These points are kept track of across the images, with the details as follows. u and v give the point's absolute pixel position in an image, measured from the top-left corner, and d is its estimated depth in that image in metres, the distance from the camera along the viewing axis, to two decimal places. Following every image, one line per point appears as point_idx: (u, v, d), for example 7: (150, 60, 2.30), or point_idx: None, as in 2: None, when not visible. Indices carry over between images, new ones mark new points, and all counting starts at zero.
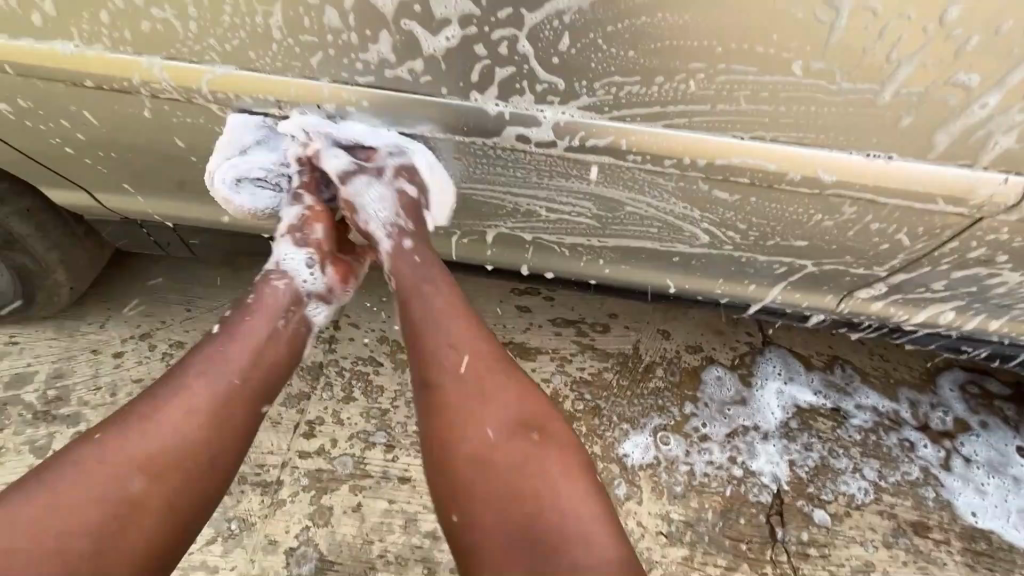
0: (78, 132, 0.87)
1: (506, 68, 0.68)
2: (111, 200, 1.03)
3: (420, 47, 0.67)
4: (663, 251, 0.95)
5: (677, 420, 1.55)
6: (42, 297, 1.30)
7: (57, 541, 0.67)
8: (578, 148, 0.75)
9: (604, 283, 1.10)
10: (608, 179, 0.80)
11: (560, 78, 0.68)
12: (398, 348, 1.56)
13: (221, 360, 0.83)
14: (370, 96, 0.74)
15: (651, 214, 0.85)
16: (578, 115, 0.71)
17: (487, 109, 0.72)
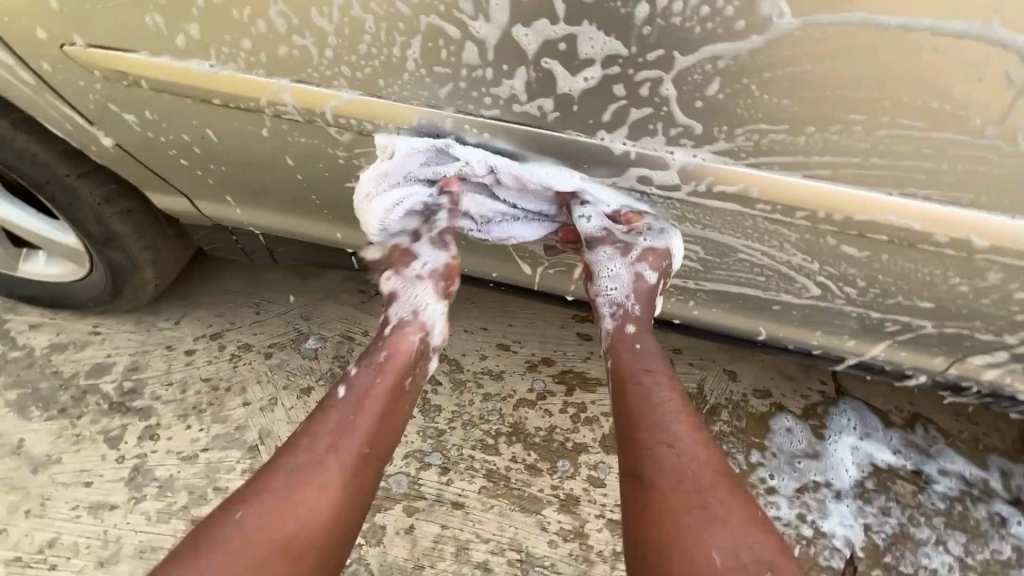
0: (195, 144, 0.90)
1: (643, 109, 0.70)
2: (207, 207, 1.06)
3: (558, 85, 0.70)
4: (764, 299, 0.92)
5: (743, 469, 1.47)
6: (129, 292, 1.35)
7: None
8: (704, 193, 0.76)
9: (689, 326, 1.04)
10: (726, 227, 0.81)
11: (699, 122, 0.69)
12: (457, 368, 1.55)
13: (348, 426, 0.87)
14: (497, 130, 0.76)
15: (764, 263, 0.84)
16: (706, 158, 0.72)
17: (613, 147, 0.75)
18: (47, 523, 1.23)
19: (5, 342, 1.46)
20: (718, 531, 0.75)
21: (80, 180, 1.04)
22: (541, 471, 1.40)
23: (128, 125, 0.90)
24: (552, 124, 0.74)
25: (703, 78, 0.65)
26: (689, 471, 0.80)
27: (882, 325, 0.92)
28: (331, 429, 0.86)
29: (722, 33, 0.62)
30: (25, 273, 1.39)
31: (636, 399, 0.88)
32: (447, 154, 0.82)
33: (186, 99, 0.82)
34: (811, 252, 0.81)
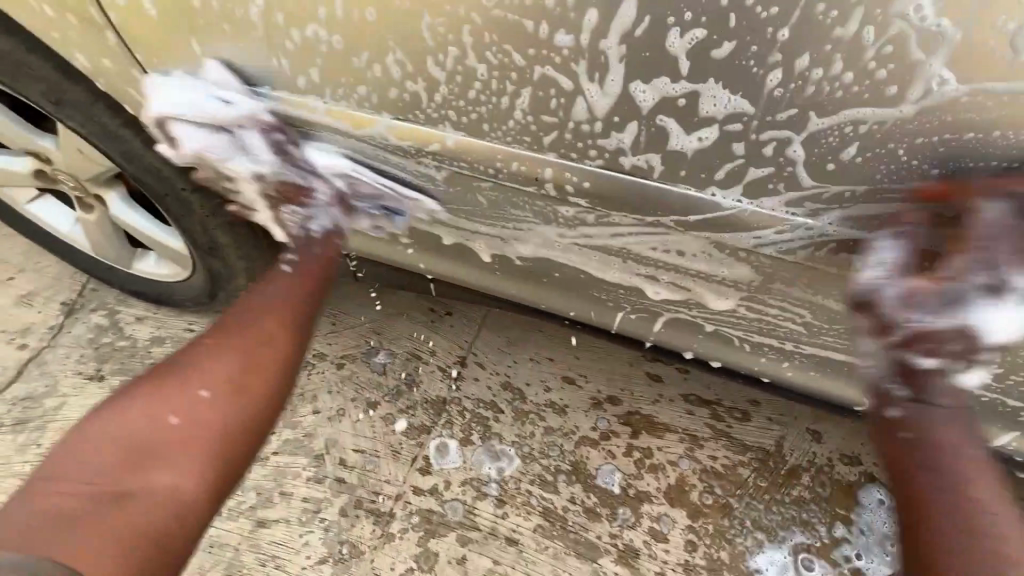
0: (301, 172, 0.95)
1: (763, 168, 0.67)
2: (302, 226, 1.10)
3: (668, 140, 0.68)
4: (875, 370, 0.86)
5: (824, 543, 1.34)
6: (224, 296, 1.45)
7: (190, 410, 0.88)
8: (824, 257, 0.73)
9: (778, 383, 0.98)
10: (840, 293, 0.77)
11: (826, 184, 0.66)
12: (520, 398, 1.52)
13: (296, 286, 1.03)
14: (605, 177, 0.74)
15: (881, 334, 0.80)
16: (833, 225, 0.70)
17: (726, 203, 0.72)
18: None
19: (114, 332, 1.60)
20: None
21: (195, 195, 1.12)
22: (600, 516, 1.35)
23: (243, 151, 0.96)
24: (659, 176, 0.72)
25: (841, 140, 0.62)
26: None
27: None
28: (280, 287, 1.02)
29: (868, 97, 0.58)
30: (138, 270, 1.53)
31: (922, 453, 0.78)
32: (546, 198, 0.81)
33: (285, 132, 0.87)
34: (942, 331, 0.75)
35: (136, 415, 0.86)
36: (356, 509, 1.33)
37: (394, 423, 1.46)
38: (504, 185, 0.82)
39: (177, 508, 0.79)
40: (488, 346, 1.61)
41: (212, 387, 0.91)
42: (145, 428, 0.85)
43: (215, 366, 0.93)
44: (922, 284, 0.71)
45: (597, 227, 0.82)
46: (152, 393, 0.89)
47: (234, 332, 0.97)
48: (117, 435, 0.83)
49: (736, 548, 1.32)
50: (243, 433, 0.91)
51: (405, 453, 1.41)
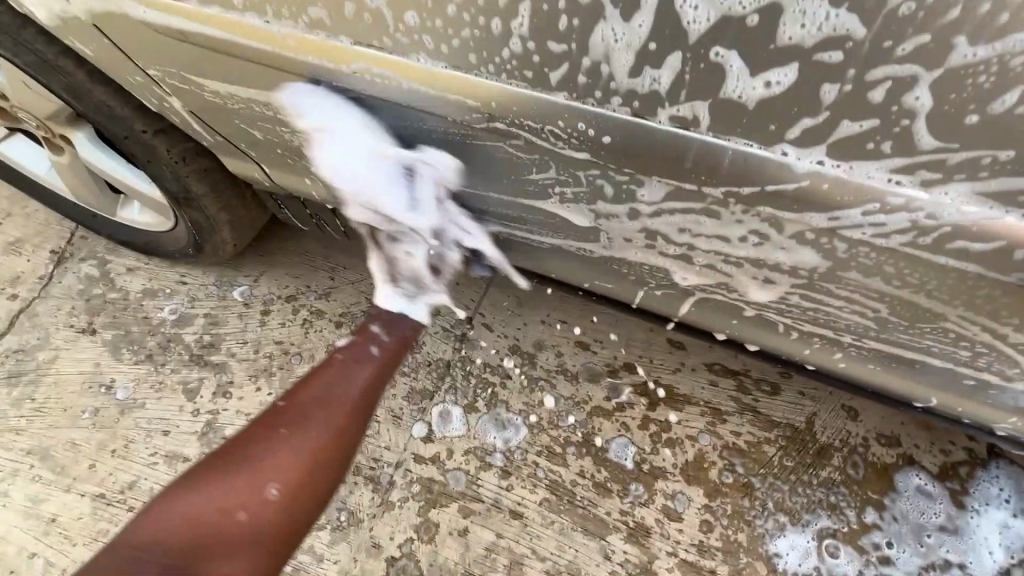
0: (248, 111, 0.81)
1: (864, 121, 0.51)
2: (277, 173, 0.95)
3: (721, 85, 0.53)
4: (955, 372, 0.71)
5: (852, 528, 1.24)
6: (210, 249, 1.34)
7: (259, 508, 0.87)
8: (930, 246, 0.57)
9: (824, 373, 0.84)
10: (937, 289, 0.62)
11: (956, 146, 0.50)
12: (530, 364, 1.42)
13: (349, 368, 1.05)
14: (644, 131, 0.60)
15: (978, 338, 0.65)
16: (951, 212, 0.54)
17: (798, 167, 0.56)
18: (129, 465, 1.29)
19: (106, 283, 1.52)
20: None
21: (157, 138, 0.98)
22: (611, 492, 1.27)
23: (185, 83, 0.81)
24: (710, 127, 0.57)
25: (993, 85, 0.46)
26: None
27: None
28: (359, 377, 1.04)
29: None
30: (122, 218, 1.43)
31: None
32: (555, 156, 0.67)
33: (229, 58, 0.73)
34: None
35: (216, 504, 0.84)
36: (355, 475, 1.28)
37: (395, 387, 1.38)
38: (497, 130, 0.67)
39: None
40: (496, 306, 1.49)
41: (276, 483, 0.89)
42: (228, 511, 0.84)
43: (284, 459, 0.92)
44: None
45: (624, 196, 0.68)
46: (221, 473, 0.89)
47: (303, 420, 0.97)
48: (197, 517, 0.82)
49: (754, 530, 1.24)
50: (291, 530, 0.88)
51: (407, 418, 1.34)
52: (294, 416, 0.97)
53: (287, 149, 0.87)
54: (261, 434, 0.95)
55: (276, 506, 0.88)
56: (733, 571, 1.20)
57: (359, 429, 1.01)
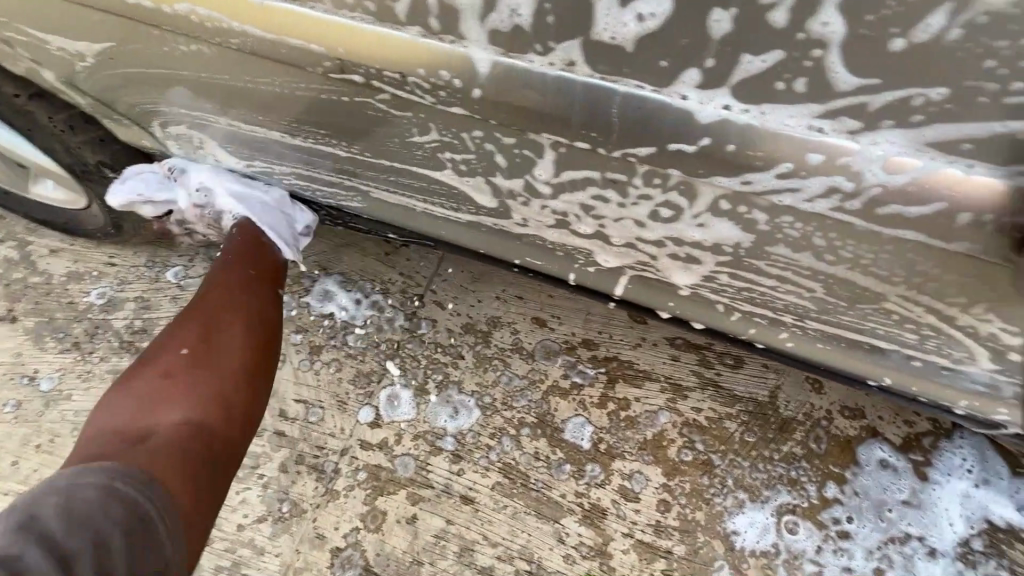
0: (101, 70, 0.71)
1: (767, 55, 0.43)
2: (173, 146, 0.85)
3: (591, 21, 0.45)
4: (901, 354, 0.66)
5: (812, 504, 1.21)
6: (130, 228, 1.24)
7: (191, 380, 0.89)
8: (857, 210, 0.51)
9: (775, 352, 0.77)
10: (876, 261, 0.55)
11: (877, 81, 0.42)
12: (483, 341, 1.35)
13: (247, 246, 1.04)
14: (525, 81, 0.51)
15: (924, 320, 0.59)
16: (877, 172, 0.47)
17: (701, 117, 0.49)
18: (55, 460, 1.21)
19: (27, 267, 1.42)
20: None
21: (32, 104, 0.87)
22: (566, 473, 1.22)
23: (27, 36, 0.70)
24: (593, 70, 0.48)
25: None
26: None
27: None
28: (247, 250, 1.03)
29: None
30: (35, 195, 1.31)
31: None
32: (434, 113, 0.58)
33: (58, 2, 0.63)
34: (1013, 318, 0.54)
35: (133, 404, 0.85)
36: (298, 464, 1.22)
37: (341, 370, 1.31)
38: (354, 82, 0.57)
39: (209, 419, 0.86)
40: (449, 281, 1.41)
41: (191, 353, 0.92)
42: (151, 395, 0.86)
43: (195, 330, 0.94)
44: (995, 248, 0.49)
45: (518, 164, 0.60)
46: (142, 369, 0.90)
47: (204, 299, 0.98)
48: (131, 409, 0.84)
49: (713, 509, 1.20)
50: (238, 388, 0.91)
51: (352, 403, 1.27)
52: (185, 311, 0.97)
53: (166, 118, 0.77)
54: (160, 339, 0.95)
55: (202, 371, 0.90)
56: (689, 550, 1.17)
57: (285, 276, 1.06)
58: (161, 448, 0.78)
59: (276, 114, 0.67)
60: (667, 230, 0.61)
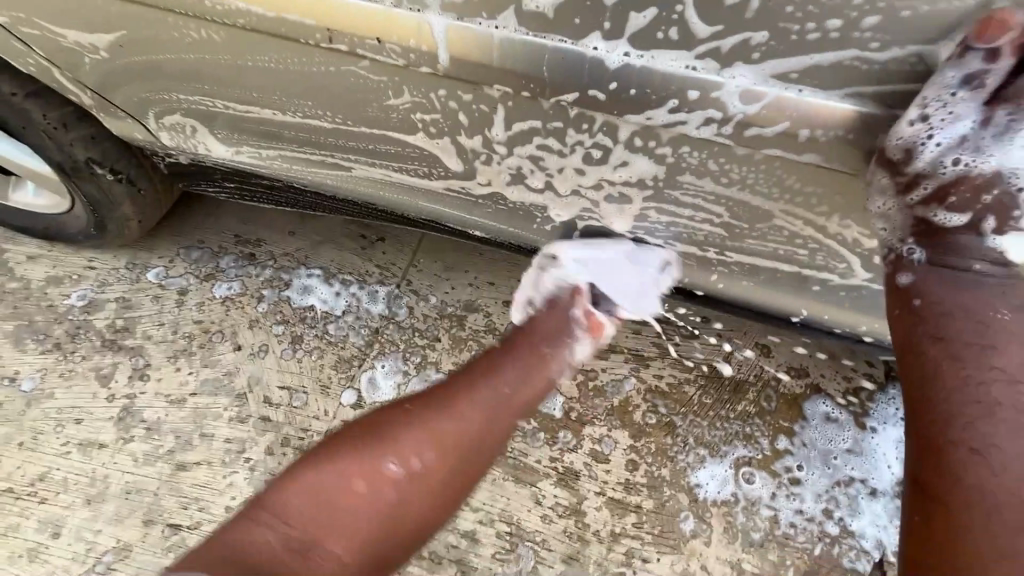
0: (112, 61, 0.79)
1: (647, 11, 0.56)
2: (172, 138, 0.92)
3: None
4: (804, 279, 0.79)
5: (765, 456, 1.33)
6: (114, 226, 1.24)
7: (369, 491, 0.77)
8: (733, 137, 0.62)
9: (713, 297, 0.90)
10: (758, 181, 0.67)
11: (720, 27, 0.55)
12: (458, 325, 1.43)
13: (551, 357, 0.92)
14: (475, 42, 0.62)
15: (812, 238, 0.72)
16: (736, 103, 0.59)
17: (609, 64, 0.60)
18: (38, 456, 1.23)
19: (4, 273, 1.44)
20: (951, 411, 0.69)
21: (30, 100, 0.95)
22: (540, 441, 1.31)
23: (41, 29, 0.77)
24: (523, 27, 0.60)
25: None
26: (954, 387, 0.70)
27: None
28: (524, 366, 0.91)
29: None
30: (15, 202, 1.35)
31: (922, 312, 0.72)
32: (403, 78, 0.68)
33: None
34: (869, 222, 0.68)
35: (323, 481, 0.76)
36: (283, 447, 1.26)
37: (323, 357, 1.37)
38: (342, 53, 0.67)
39: (368, 562, 0.75)
40: (423, 270, 1.50)
41: (399, 465, 0.79)
42: (328, 505, 0.75)
43: (424, 448, 0.80)
44: (852, 162, 0.61)
45: (465, 114, 0.70)
46: (336, 459, 0.79)
47: (483, 388, 0.87)
48: (299, 521, 0.73)
49: (677, 465, 1.30)
50: (416, 527, 0.80)
51: (334, 387, 1.33)
52: (431, 414, 0.84)
53: (171, 110, 0.86)
54: (375, 420, 0.84)
55: (397, 498, 0.78)
56: (657, 504, 1.26)
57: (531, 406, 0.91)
58: None
59: (272, 90, 0.75)
60: (599, 171, 0.72)
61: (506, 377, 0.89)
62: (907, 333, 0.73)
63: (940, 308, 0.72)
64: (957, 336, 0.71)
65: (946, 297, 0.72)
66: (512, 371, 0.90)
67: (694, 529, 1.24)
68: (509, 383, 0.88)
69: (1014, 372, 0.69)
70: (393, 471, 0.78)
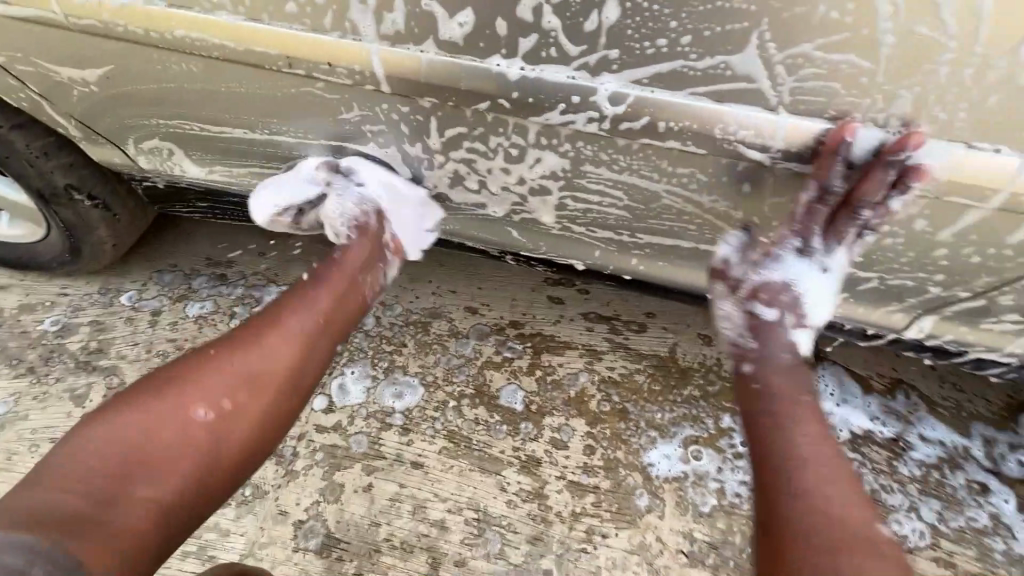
0: (101, 95, 0.90)
1: (530, 36, 0.70)
2: (148, 161, 1.02)
3: (438, 25, 0.71)
4: (703, 254, 0.94)
5: (711, 434, 1.44)
6: (87, 251, 1.29)
7: (184, 419, 0.86)
8: (612, 130, 0.77)
9: (640, 281, 1.05)
10: (641, 168, 0.81)
11: (586, 46, 0.70)
12: (423, 330, 1.53)
13: (316, 300, 1.02)
14: (408, 64, 0.75)
15: (703, 218, 0.86)
16: (608, 104, 0.74)
17: (512, 76, 0.74)
18: (12, 476, 1.25)
19: None
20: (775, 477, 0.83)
21: (13, 133, 1.03)
22: (503, 432, 1.40)
23: (37, 67, 0.87)
24: (441, 50, 0.73)
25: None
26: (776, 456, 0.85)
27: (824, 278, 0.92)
28: (311, 307, 1.01)
29: None
30: None
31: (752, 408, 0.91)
32: (353, 96, 0.81)
33: (62, 36, 0.82)
34: (738, 200, 0.82)
35: (135, 422, 0.83)
36: None
37: None
38: (299, 76, 0.79)
39: (195, 478, 0.83)
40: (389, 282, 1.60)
41: (211, 400, 0.89)
42: (142, 436, 0.82)
43: (229, 382, 0.92)
44: (714, 149, 0.76)
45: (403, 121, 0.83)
46: (145, 398, 0.86)
47: (277, 327, 0.98)
48: (105, 451, 0.79)
49: (630, 447, 1.41)
50: (240, 449, 0.89)
51: None
52: (223, 355, 0.94)
53: (149, 133, 0.96)
54: (183, 367, 0.92)
55: (212, 421, 0.88)
56: (613, 483, 1.35)
57: (327, 344, 1.02)
58: (107, 519, 0.73)
59: (241, 111, 0.87)
60: (517, 169, 0.86)
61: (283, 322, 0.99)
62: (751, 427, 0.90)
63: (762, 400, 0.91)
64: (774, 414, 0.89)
65: (767, 389, 0.91)
66: (306, 311, 1.01)
67: (649, 504, 1.34)
68: (317, 319, 1.01)
69: (816, 443, 0.85)
70: (203, 405, 0.88)
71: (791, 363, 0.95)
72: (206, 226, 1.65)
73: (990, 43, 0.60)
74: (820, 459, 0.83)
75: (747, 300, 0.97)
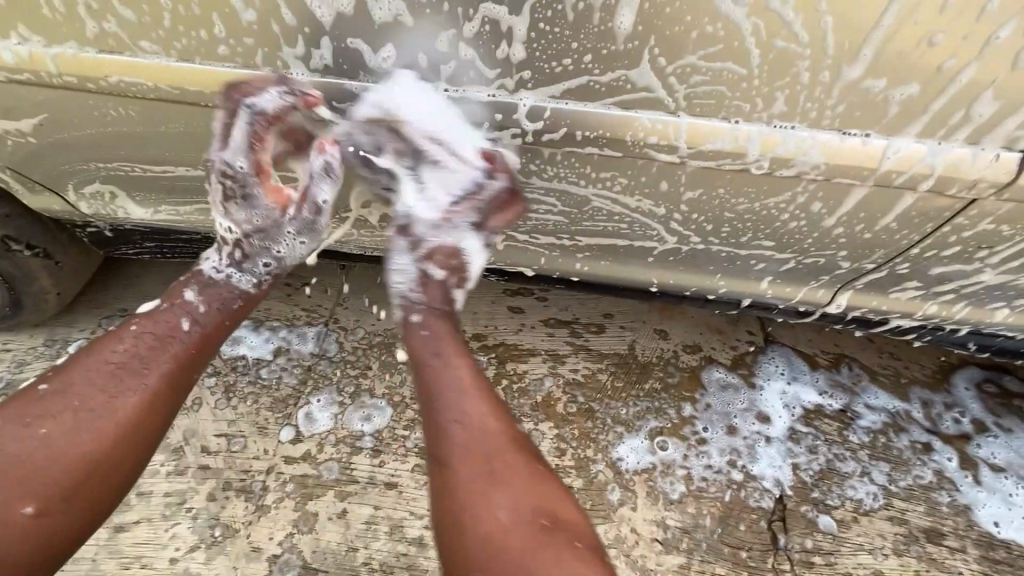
0: (38, 144, 0.90)
1: (449, 63, 0.76)
2: (89, 205, 1.02)
3: (364, 58, 0.77)
4: (638, 250, 1.01)
5: (674, 423, 1.50)
6: (29, 302, 1.25)
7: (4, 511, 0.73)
8: (535, 142, 0.83)
9: (588, 281, 1.11)
10: (567, 175, 0.88)
11: (499, 70, 0.76)
12: (387, 351, 1.54)
13: (166, 352, 0.92)
14: (341, 92, 0.81)
15: (632, 216, 0.93)
16: (525, 120, 0.80)
17: (438, 98, 0.80)
18: None
19: None
20: (493, 495, 0.78)
21: None
22: None
23: None
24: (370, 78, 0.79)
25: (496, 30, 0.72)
26: (495, 475, 0.80)
27: (752, 263, 1.00)
28: (161, 359, 0.91)
29: None
30: None
31: (441, 412, 0.86)
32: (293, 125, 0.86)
33: None
34: (661, 199, 0.89)
35: None
36: (225, 491, 1.30)
37: (259, 401, 1.43)
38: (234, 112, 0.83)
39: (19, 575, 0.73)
40: (351, 307, 1.61)
41: (40, 489, 0.76)
42: None
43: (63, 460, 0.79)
44: (629, 153, 0.82)
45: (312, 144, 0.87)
46: None
47: (120, 387, 0.86)
48: None
49: (599, 444, 1.45)
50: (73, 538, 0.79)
51: (272, 426, 1.39)
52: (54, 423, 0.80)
53: (86, 177, 0.96)
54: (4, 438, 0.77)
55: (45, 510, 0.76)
56: (586, 481, 1.39)
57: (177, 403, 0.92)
58: None
59: (181, 147, 0.90)
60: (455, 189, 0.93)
61: (121, 382, 0.86)
62: (444, 438, 0.84)
63: (455, 405, 0.86)
64: (472, 425, 0.85)
65: (449, 389, 0.88)
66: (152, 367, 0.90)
67: (621, 498, 1.38)
68: (171, 363, 0.91)
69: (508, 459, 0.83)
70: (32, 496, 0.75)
71: (448, 359, 0.92)
72: (156, 268, 1.63)
73: (841, 48, 0.69)
74: (520, 483, 0.81)
75: (422, 257, 0.97)
